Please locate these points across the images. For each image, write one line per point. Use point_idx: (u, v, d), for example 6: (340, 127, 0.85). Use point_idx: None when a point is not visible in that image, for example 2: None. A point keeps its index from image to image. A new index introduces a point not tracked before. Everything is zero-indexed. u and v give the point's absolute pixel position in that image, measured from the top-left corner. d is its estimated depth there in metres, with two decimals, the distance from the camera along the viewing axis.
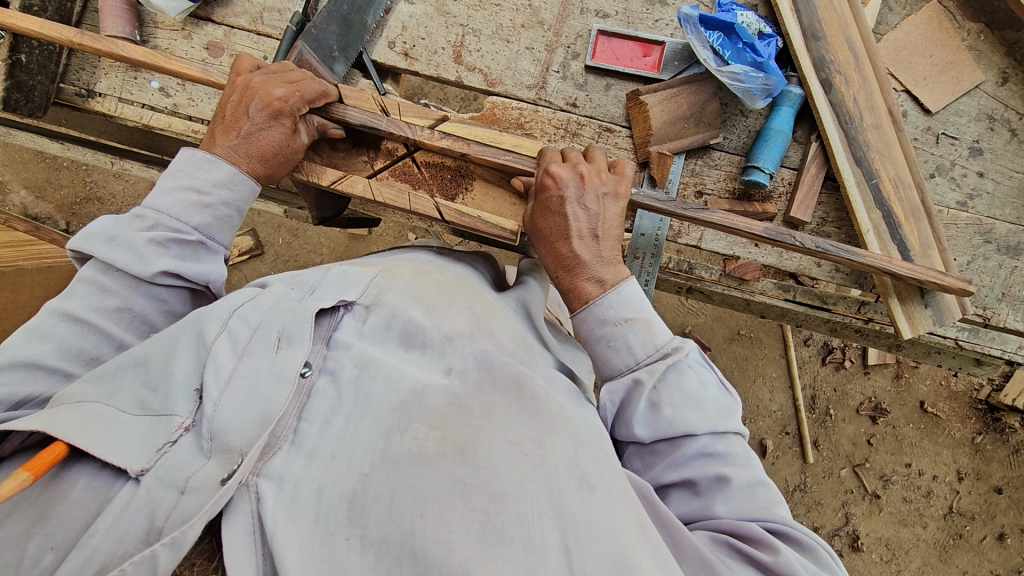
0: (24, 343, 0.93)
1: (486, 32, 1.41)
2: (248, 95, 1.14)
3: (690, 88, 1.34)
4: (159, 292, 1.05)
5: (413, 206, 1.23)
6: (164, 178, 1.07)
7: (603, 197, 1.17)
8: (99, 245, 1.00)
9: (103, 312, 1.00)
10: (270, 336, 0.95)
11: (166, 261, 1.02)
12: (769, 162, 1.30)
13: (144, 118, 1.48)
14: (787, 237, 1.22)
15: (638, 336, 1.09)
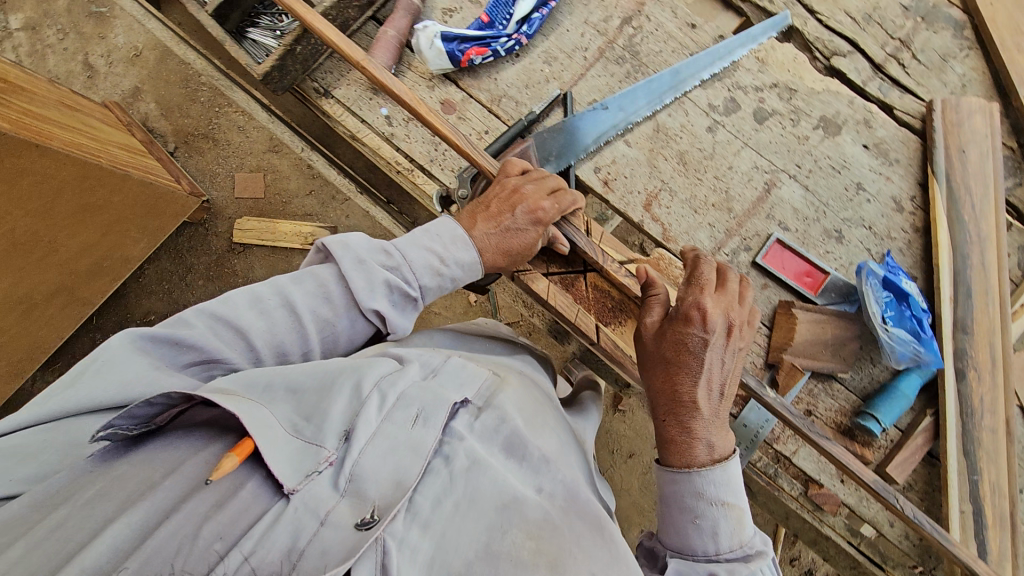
0: (246, 309, 1.08)
1: (680, 196, 1.57)
2: (516, 198, 1.28)
3: (838, 321, 1.47)
4: (358, 322, 1.18)
5: (577, 322, 1.32)
6: (422, 233, 1.23)
7: (737, 351, 1.22)
8: (348, 260, 1.15)
9: (314, 316, 1.13)
10: (409, 411, 0.99)
11: (384, 304, 1.17)
12: (886, 417, 1.40)
13: (360, 132, 1.64)
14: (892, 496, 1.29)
15: (727, 524, 1.05)
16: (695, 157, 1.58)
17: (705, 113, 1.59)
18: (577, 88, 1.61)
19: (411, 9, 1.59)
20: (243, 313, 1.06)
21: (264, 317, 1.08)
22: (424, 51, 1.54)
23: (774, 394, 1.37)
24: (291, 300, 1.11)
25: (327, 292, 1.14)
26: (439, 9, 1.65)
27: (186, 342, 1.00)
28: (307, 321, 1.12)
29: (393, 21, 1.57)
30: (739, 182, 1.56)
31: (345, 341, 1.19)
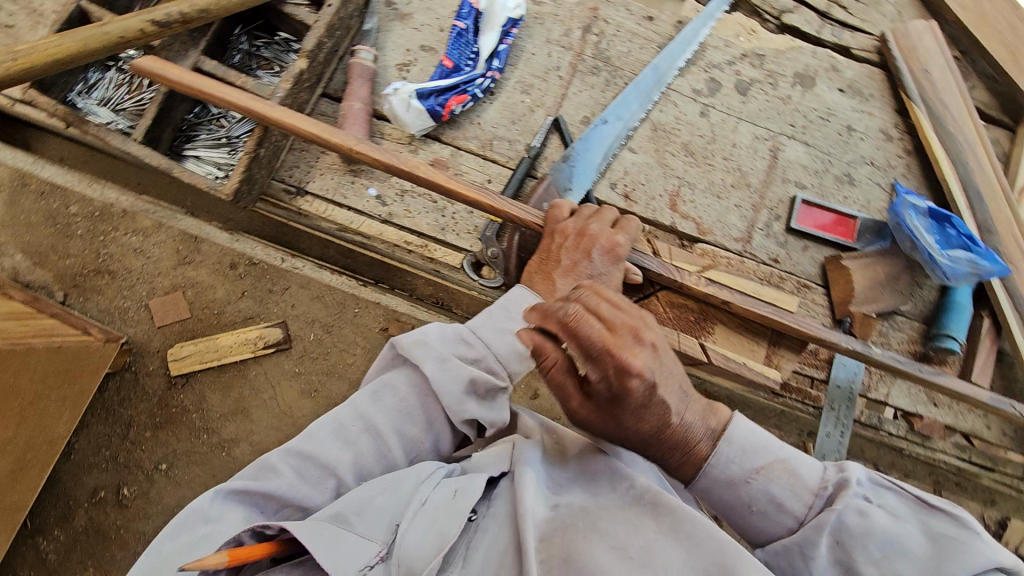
0: (331, 445, 0.99)
1: (700, 186, 1.54)
2: (585, 241, 1.13)
3: (882, 258, 1.50)
4: (444, 435, 1.06)
5: (682, 347, 1.22)
6: (498, 313, 1.10)
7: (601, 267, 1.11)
8: (430, 363, 1.03)
9: (400, 436, 1.02)
10: (447, 491, 0.92)
11: (476, 409, 1.04)
12: (960, 332, 1.46)
13: (354, 223, 1.44)
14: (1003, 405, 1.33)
15: (782, 489, 0.85)
16: (700, 145, 1.56)
17: (692, 99, 1.58)
18: (564, 109, 1.54)
19: (369, 73, 1.44)
20: (330, 450, 0.98)
21: (351, 449, 0.99)
22: (401, 116, 1.40)
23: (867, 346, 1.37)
24: (373, 422, 1.01)
25: (411, 408, 1.04)
26: (394, 66, 1.50)
27: (276, 495, 0.93)
28: (392, 442, 1.01)
29: (354, 92, 1.42)
30: (747, 157, 1.57)
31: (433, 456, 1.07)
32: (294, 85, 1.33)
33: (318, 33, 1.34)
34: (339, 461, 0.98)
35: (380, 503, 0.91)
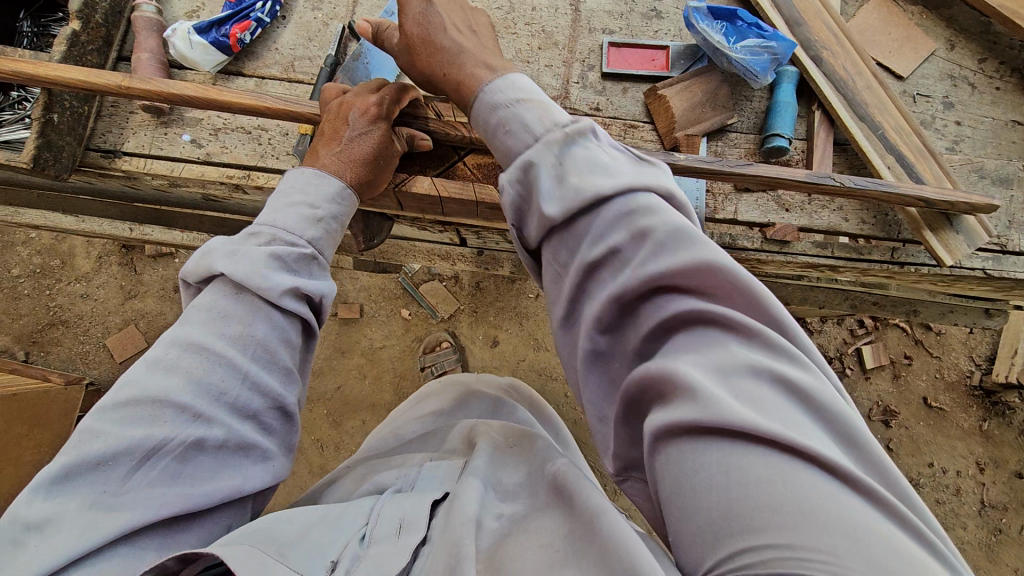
0: (152, 378, 0.95)
1: (507, 56, 1.54)
2: (345, 108, 1.21)
3: (699, 79, 1.49)
4: (277, 320, 1.07)
5: (480, 197, 1.25)
6: (278, 198, 1.15)
7: (363, 126, 1.19)
8: (220, 258, 1.06)
9: (226, 337, 1.01)
10: (391, 523, 0.95)
11: (288, 278, 1.08)
12: (786, 128, 1.44)
13: (174, 170, 1.46)
14: (827, 179, 1.31)
15: (603, 223, 0.84)
16: (499, 17, 1.56)
17: None
18: (358, 15, 1.55)
19: (154, 24, 1.45)
20: (158, 381, 0.94)
21: (175, 372, 0.95)
22: (189, 56, 1.44)
23: (671, 154, 1.32)
24: (196, 341, 0.99)
25: (222, 311, 1.03)
26: (183, 15, 1.53)
27: (106, 455, 0.87)
28: (219, 345, 0.99)
29: (141, 44, 1.43)
30: (549, 17, 1.56)
31: (278, 344, 1.06)
32: (72, 48, 1.36)
33: None
34: (166, 386, 0.94)
35: (319, 540, 0.90)
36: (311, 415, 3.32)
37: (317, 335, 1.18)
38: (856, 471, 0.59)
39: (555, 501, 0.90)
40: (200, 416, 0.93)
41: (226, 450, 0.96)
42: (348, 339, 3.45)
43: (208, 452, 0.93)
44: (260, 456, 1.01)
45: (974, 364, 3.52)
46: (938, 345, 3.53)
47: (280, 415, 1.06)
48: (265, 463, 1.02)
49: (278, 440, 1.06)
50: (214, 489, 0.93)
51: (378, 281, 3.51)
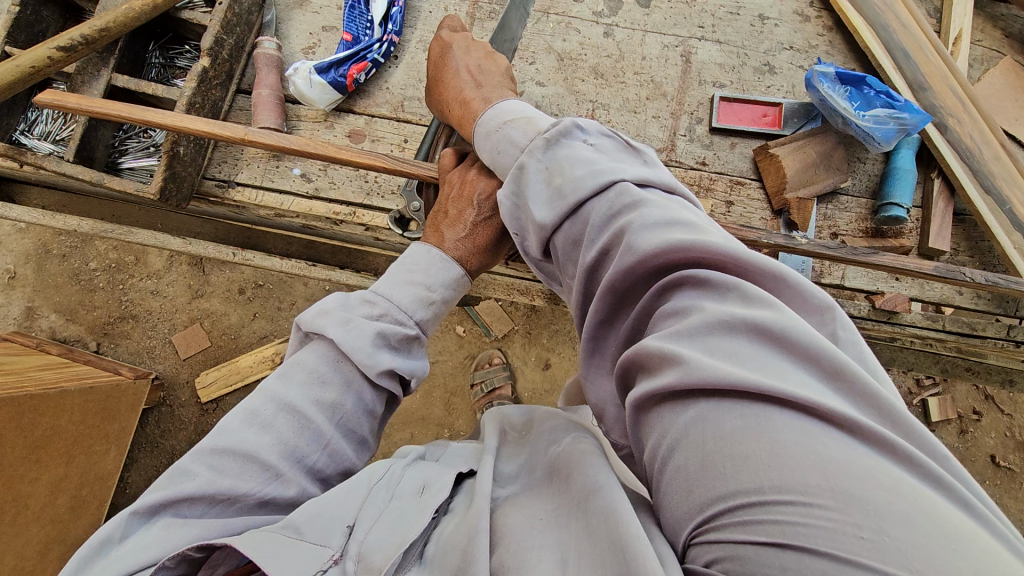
0: (247, 431, 0.97)
1: (615, 105, 1.53)
2: (467, 187, 1.19)
3: (814, 139, 1.46)
4: (366, 397, 1.06)
5: None
6: (398, 268, 1.15)
7: (488, 212, 1.18)
8: (333, 325, 1.03)
9: (319, 405, 1.01)
10: (412, 487, 0.87)
11: (390, 358, 1.06)
12: (905, 198, 1.39)
13: (284, 203, 1.51)
14: (960, 274, 1.25)
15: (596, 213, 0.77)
16: (609, 65, 1.55)
17: (594, 22, 1.57)
18: None
19: (274, 61, 1.49)
20: (245, 438, 0.95)
21: (264, 427, 0.97)
22: (306, 93, 1.47)
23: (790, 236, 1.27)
24: (292, 403, 1.00)
25: (321, 373, 1.03)
26: (299, 51, 1.57)
27: (194, 495, 0.88)
28: (309, 409, 1.00)
29: (262, 80, 1.47)
30: (659, 67, 1.55)
31: (360, 421, 1.06)
32: (200, 83, 1.41)
33: (214, 31, 1.41)
34: (256, 443, 0.95)
35: (334, 506, 0.86)
36: None
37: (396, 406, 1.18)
38: (881, 432, 0.49)
39: (550, 482, 0.76)
40: (279, 475, 0.95)
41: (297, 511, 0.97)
42: None
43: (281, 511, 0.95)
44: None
45: None
46: (1011, 403, 3.37)
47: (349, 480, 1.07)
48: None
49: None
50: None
51: None
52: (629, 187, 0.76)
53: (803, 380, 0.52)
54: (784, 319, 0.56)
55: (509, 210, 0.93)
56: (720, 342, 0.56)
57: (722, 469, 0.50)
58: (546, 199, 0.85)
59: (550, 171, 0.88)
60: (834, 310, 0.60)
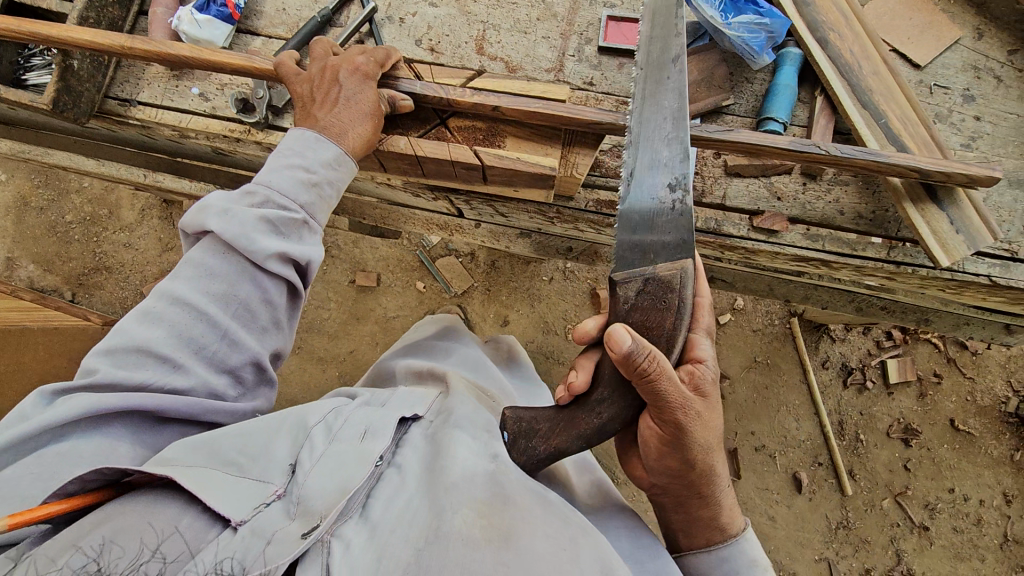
0: (141, 326, 1.11)
1: (505, 26, 1.54)
2: (334, 70, 1.29)
3: (697, 57, 1.46)
4: (261, 280, 1.19)
5: (454, 156, 1.26)
6: (276, 157, 1.23)
7: (357, 87, 1.26)
8: (214, 216, 1.17)
9: (210, 295, 1.15)
10: (357, 430, 1.14)
11: (274, 242, 1.19)
12: (782, 113, 1.39)
13: (182, 121, 1.54)
14: (811, 147, 1.25)
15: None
16: None
17: None
18: None
19: None
20: (143, 330, 1.10)
21: (161, 321, 1.11)
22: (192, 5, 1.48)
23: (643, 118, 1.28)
24: (181, 294, 1.13)
25: (208, 267, 1.17)
26: None
27: (98, 382, 1.06)
28: (200, 301, 1.14)
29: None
30: None
31: (259, 303, 1.20)
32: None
33: None
34: (153, 335, 1.10)
35: (268, 449, 1.08)
36: (324, 375, 3.41)
37: (298, 307, 1.31)
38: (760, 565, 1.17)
39: (551, 510, 1.03)
40: (177, 366, 1.10)
41: (201, 397, 1.12)
42: (363, 306, 3.48)
43: (190, 398, 1.10)
44: (230, 403, 1.18)
45: (1011, 390, 3.30)
46: (974, 366, 3.35)
47: (257, 371, 1.22)
48: (235, 410, 1.18)
49: (249, 387, 1.22)
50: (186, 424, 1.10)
51: (398, 251, 3.51)
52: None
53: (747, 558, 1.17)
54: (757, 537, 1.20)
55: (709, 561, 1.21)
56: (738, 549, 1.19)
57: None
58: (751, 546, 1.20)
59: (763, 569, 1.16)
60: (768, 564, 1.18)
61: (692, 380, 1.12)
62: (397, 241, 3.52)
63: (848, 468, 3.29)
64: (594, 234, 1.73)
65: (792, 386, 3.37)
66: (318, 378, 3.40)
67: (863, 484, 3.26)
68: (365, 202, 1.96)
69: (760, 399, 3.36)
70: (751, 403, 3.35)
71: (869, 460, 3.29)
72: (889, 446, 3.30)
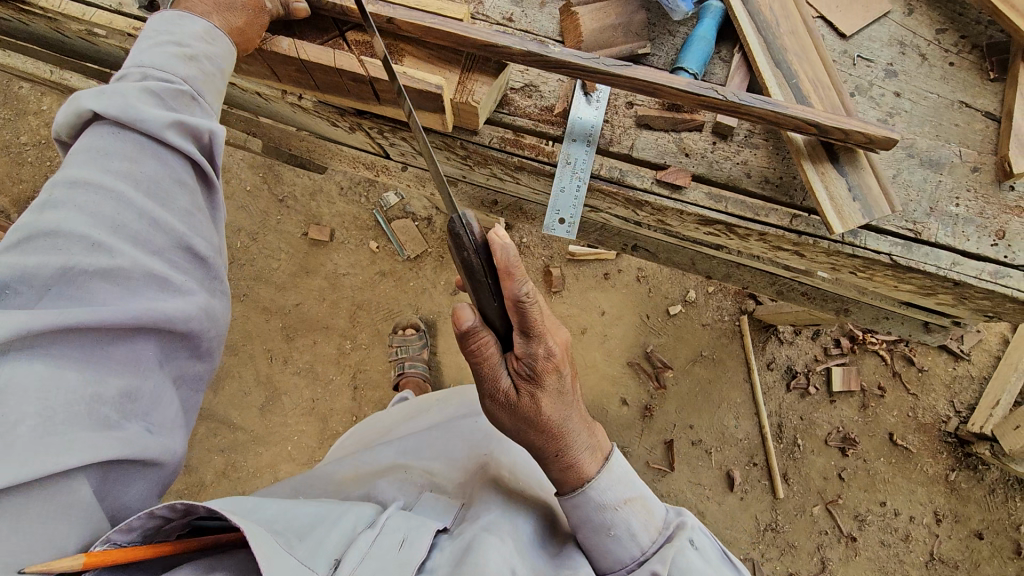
0: (46, 216, 0.98)
1: None
2: None
3: (619, 2, 1.42)
4: (166, 156, 1.10)
5: (338, 63, 1.23)
6: (144, 42, 1.17)
7: None
8: (90, 99, 1.07)
9: (113, 171, 1.04)
10: (395, 537, 1.11)
11: (166, 111, 1.10)
12: (694, 64, 1.34)
13: (86, 15, 1.49)
14: (707, 91, 1.26)
15: (638, 520, 1.24)
16: None
17: None
18: None
19: None
20: (54, 216, 0.97)
21: (64, 209, 0.98)
22: None
23: (545, 46, 1.27)
24: (84, 175, 1.01)
25: (105, 148, 1.05)
26: None
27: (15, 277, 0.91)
28: (109, 179, 1.02)
29: None
30: None
31: (171, 178, 1.09)
32: None
33: None
34: (60, 222, 0.96)
35: (321, 541, 1.05)
36: (266, 326, 3.31)
37: (218, 189, 1.21)
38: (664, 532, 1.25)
39: None
40: (102, 247, 0.97)
41: (135, 281, 0.99)
42: (313, 260, 3.39)
43: (116, 281, 0.97)
44: (179, 289, 1.05)
45: (952, 410, 3.22)
46: (918, 383, 3.26)
47: (191, 258, 1.10)
48: (184, 297, 1.06)
49: (193, 277, 1.10)
50: (124, 313, 0.96)
51: (354, 209, 3.44)
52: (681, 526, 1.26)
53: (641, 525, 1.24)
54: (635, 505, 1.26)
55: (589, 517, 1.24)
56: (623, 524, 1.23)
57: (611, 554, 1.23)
58: (636, 508, 1.25)
59: (643, 516, 1.25)
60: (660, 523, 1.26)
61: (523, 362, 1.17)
62: (354, 199, 3.45)
63: (782, 471, 3.21)
64: (512, 183, 1.67)
65: (735, 384, 3.31)
66: (260, 327, 3.30)
67: (795, 489, 3.18)
68: (289, 133, 1.89)
69: (702, 394, 3.30)
70: (693, 396, 3.30)
71: (804, 465, 3.21)
72: (825, 453, 3.22)
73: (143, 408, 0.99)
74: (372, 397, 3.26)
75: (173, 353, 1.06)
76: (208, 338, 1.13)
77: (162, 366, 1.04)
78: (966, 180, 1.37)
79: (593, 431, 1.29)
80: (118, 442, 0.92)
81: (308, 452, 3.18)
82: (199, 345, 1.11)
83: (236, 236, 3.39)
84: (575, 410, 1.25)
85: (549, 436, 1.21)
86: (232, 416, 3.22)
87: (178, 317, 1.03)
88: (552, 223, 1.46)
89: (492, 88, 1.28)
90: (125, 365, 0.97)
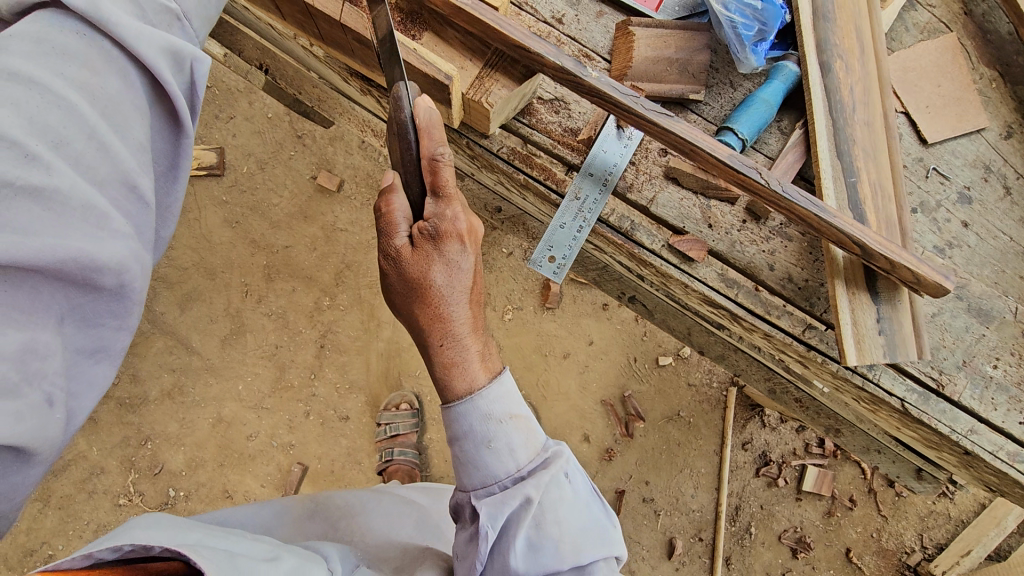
0: None
1: None
2: None
3: (684, 34, 1.24)
4: (131, 75, 0.89)
5: (343, 19, 1.09)
6: None
7: None
8: None
9: (66, 77, 0.82)
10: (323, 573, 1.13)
11: (143, 24, 0.90)
12: (746, 128, 1.16)
13: None
14: (749, 172, 1.08)
15: (520, 439, 1.05)
16: None
17: None
18: None
19: None
20: None
21: None
22: None
23: (583, 66, 1.09)
24: (21, 67, 0.78)
25: (62, 46, 0.83)
26: None
27: None
28: (60, 84, 0.80)
29: None
30: None
31: (132, 104, 0.89)
32: None
33: None
34: None
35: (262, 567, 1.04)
36: (249, 259, 3.18)
37: (190, 134, 0.99)
38: (547, 455, 1.07)
39: None
40: (37, 161, 0.76)
41: (69, 212, 0.78)
42: (314, 207, 3.24)
43: (45, 207, 0.76)
44: (120, 234, 0.84)
45: (919, 544, 3.01)
46: (891, 507, 3.05)
47: (136, 202, 0.88)
48: (123, 243, 0.85)
49: (131, 224, 0.88)
50: (47, 254, 0.76)
51: (370, 165, 3.28)
52: (562, 450, 1.08)
53: (520, 449, 1.05)
54: (529, 424, 1.07)
55: (461, 421, 1.04)
56: (506, 446, 1.04)
57: (472, 469, 1.05)
58: (523, 437, 1.05)
59: (527, 435, 1.06)
60: (552, 453, 1.08)
61: (424, 227, 1.06)
62: (372, 155, 3.29)
63: (726, 554, 3.05)
64: (519, 197, 1.49)
65: (704, 453, 3.13)
66: (242, 258, 3.18)
67: None
68: (304, 77, 1.74)
69: (667, 454, 3.14)
70: (656, 452, 3.14)
71: (749, 554, 3.05)
72: (775, 549, 3.04)
73: (48, 371, 0.81)
74: (335, 361, 3.12)
75: (82, 313, 0.85)
76: (135, 301, 0.91)
77: (69, 327, 0.84)
78: (1012, 342, 1.19)
79: (486, 341, 1.12)
80: (9, 414, 0.76)
81: (257, 398, 3.07)
82: (122, 308, 0.89)
83: (245, 161, 3.26)
84: (469, 304, 1.09)
85: (432, 317, 1.06)
86: (192, 339, 3.11)
87: (110, 267, 0.83)
88: (540, 257, 1.29)
89: (511, 94, 1.11)
90: (20, 317, 0.77)
